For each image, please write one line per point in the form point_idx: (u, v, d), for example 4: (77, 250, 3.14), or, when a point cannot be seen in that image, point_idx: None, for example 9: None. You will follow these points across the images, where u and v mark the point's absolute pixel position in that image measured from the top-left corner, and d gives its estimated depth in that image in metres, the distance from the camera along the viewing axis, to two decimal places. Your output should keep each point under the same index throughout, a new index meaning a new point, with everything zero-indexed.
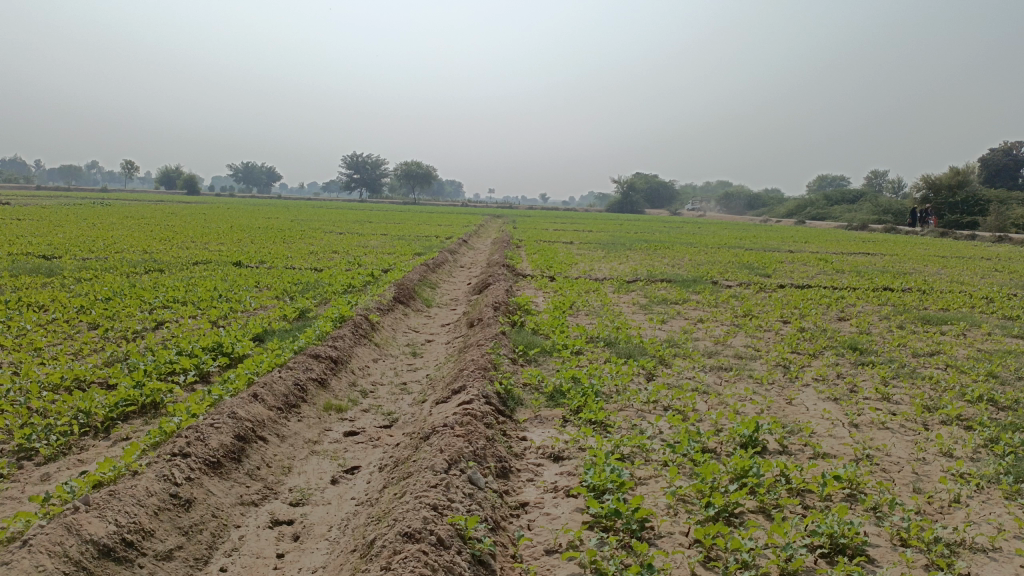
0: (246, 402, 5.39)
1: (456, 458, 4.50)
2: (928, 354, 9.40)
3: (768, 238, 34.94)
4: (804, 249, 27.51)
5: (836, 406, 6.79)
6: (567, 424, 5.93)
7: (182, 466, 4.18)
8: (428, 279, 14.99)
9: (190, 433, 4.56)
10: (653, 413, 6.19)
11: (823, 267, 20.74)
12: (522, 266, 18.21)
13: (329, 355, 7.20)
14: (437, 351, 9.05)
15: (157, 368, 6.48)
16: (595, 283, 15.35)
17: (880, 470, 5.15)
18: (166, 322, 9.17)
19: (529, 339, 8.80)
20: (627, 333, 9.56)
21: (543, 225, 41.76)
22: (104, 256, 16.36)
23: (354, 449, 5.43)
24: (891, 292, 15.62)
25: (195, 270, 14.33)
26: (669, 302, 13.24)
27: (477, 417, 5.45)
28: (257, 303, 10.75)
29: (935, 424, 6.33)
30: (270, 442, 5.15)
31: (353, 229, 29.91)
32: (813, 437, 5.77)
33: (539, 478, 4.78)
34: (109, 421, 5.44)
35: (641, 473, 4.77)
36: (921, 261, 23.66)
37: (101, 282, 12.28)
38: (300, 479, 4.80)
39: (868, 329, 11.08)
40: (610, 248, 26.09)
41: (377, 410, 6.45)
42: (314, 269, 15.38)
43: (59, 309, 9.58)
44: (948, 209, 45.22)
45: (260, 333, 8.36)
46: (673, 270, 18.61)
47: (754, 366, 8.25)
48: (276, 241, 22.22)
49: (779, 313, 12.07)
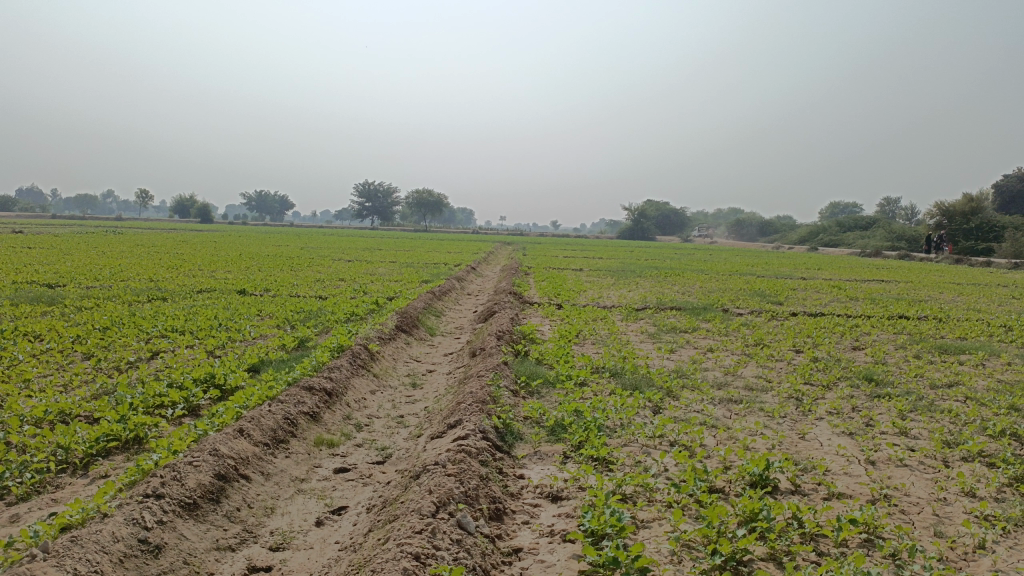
0: (231, 437, 5.18)
1: (445, 500, 4.26)
2: (946, 385, 9.07)
3: (780, 264, 34.75)
4: (817, 276, 27.17)
5: (852, 442, 6.47)
6: (568, 461, 5.65)
7: (154, 508, 3.96)
8: (434, 307, 14.81)
9: (166, 472, 4.35)
10: (657, 449, 5.91)
11: (836, 295, 20.41)
12: (530, 294, 17.99)
13: (323, 387, 6.97)
14: (437, 382, 8.80)
15: (144, 402, 6.27)
16: (603, 311, 15.12)
17: (898, 512, 4.84)
18: (161, 352, 8.96)
19: (532, 369, 8.55)
20: (633, 363, 9.29)
21: (553, 252, 41.69)
22: (110, 284, 16.30)
23: (342, 487, 5.18)
24: (907, 320, 15.30)
25: (197, 299, 14.20)
26: (678, 330, 12.97)
27: (471, 454, 5.21)
28: (256, 332, 10.56)
29: (956, 461, 6.01)
30: (253, 480, 4.91)
31: (361, 257, 29.83)
32: (828, 475, 5.48)
33: (534, 521, 4.51)
34: (89, 458, 5.22)
35: (644, 516, 4.49)
36: (937, 288, 23.32)
37: (101, 310, 12.13)
38: (282, 521, 4.56)
39: (884, 359, 10.77)
40: (619, 275, 25.89)
41: (370, 445, 6.20)
42: (319, 297, 15.21)
43: (54, 338, 9.41)
44: (963, 235, 44.82)
45: (256, 363, 8.15)
46: (683, 298, 18.36)
47: (765, 399, 7.96)
48: (283, 268, 22.14)
49: (791, 342, 11.77)
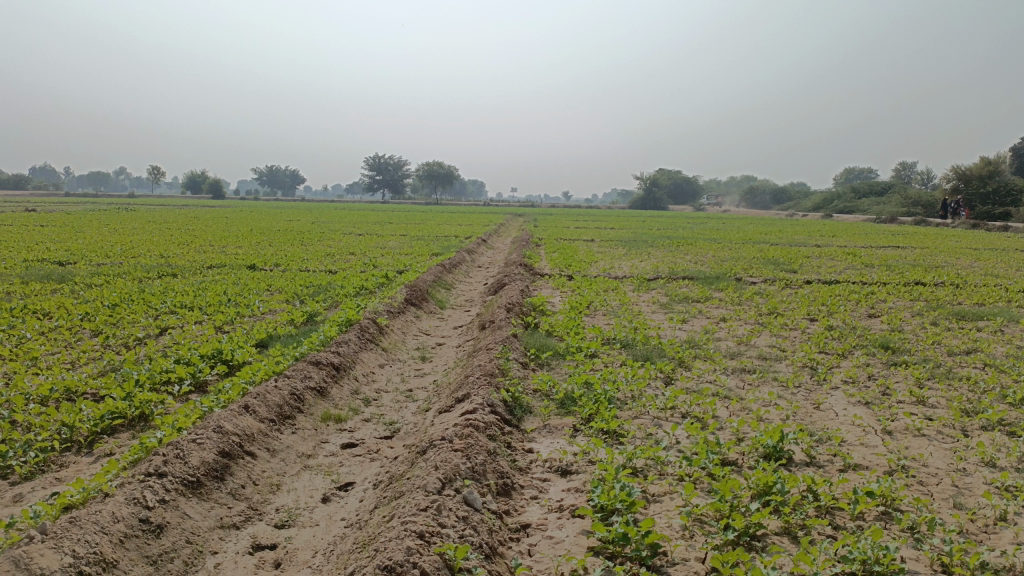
0: (236, 413, 5.12)
1: (451, 476, 4.19)
2: (965, 353, 8.89)
3: (795, 232, 34.38)
4: (832, 244, 26.84)
5: (868, 412, 6.35)
6: (578, 434, 5.56)
7: (155, 487, 3.91)
8: (444, 280, 14.71)
9: (169, 451, 4.29)
10: (669, 421, 5.81)
11: (851, 262, 20.13)
12: (541, 265, 17.85)
13: (331, 361, 6.91)
14: (447, 355, 8.73)
15: (150, 378, 6.22)
16: (614, 282, 14.96)
17: (916, 484, 4.73)
18: (169, 328, 8.92)
19: (542, 341, 8.44)
20: (645, 334, 9.17)
21: (566, 223, 41.44)
22: (121, 261, 16.31)
23: (350, 463, 5.12)
24: (923, 286, 15.06)
25: (207, 274, 14.16)
26: (690, 300, 12.81)
27: (479, 428, 5.13)
28: (266, 307, 10.50)
29: (975, 430, 5.87)
30: (258, 457, 4.85)
31: (372, 230, 29.72)
32: (844, 446, 5.36)
33: (543, 496, 4.44)
34: (94, 436, 5.17)
35: (655, 490, 4.41)
36: (955, 254, 22.95)
37: (111, 287, 12.09)
38: (288, 498, 4.50)
39: (900, 326, 10.59)
40: (631, 245, 25.58)
41: (378, 420, 6.14)
42: (328, 272, 15.15)
43: (63, 316, 9.38)
44: (980, 200, 44.13)
45: (264, 339, 8.09)
46: (695, 267, 18.15)
47: (779, 368, 7.82)
48: (293, 243, 22.07)
49: (806, 310, 11.60)
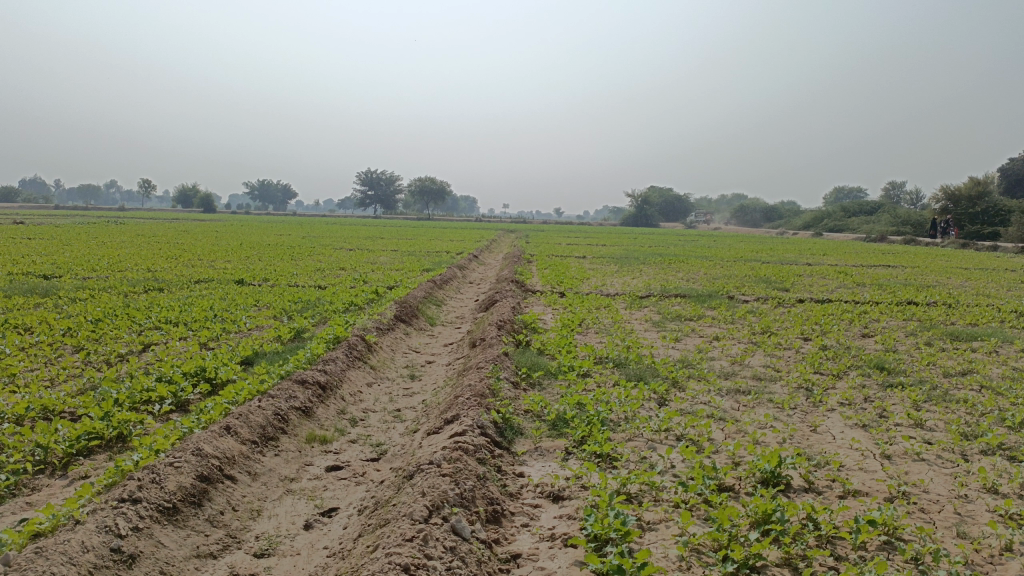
0: (216, 435, 4.95)
1: (438, 503, 4.03)
2: (960, 374, 8.79)
3: (785, 250, 34.45)
4: (823, 262, 26.86)
5: (865, 434, 6.22)
6: (569, 457, 5.40)
7: (129, 514, 3.74)
8: (435, 296, 14.56)
9: (145, 475, 4.12)
10: (663, 444, 5.66)
11: (842, 281, 20.11)
12: (532, 282, 17.75)
13: (317, 380, 6.73)
14: (436, 374, 8.56)
15: (130, 397, 6.03)
16: (606, 299, 14.84)
17: (917, 511, 4.59)
18: (153, 345, 8.73)
19: (533, 360, 8.30)
20: (638, 352, 9.04)
21: (557, 239, 41.37)
22: (107, 275, 16.08)
23: (334, 487, 4.95)
24: (916, 306, 15.02)
25: (195, 289, 13.95)
26: (683, 318, 12.70)
27: (468, 452, 4.97)
28: (252, 323, 10.31)
29: (975, 455, 5.75)
30: (239, 481, 4.68)
31: (362, 245, 29.57)
32: (843, 471, 5.23)
33: (534, 523, 4.28)
34: (69, 458, 4.97)
35: (650, 517, 4.26)
36: (946, 273, 22.96)
37: (95, 302, 11.87)
38: (269, 525, 4.33)
39: (894, 346, 10.50)
40: (623, 262, 25.47)
41: (365, 441, 5.97)
42: (317, 287, 14.97)
43: (44, 331, 9.17)
44: (969, 219, 44.36)
45: (249, 356, 7.91)
46: (687, 285, 18.05)
47: (774, 389, 7.69)
48: (283, 258, 21.90)
49: (799, 329, 11.49)
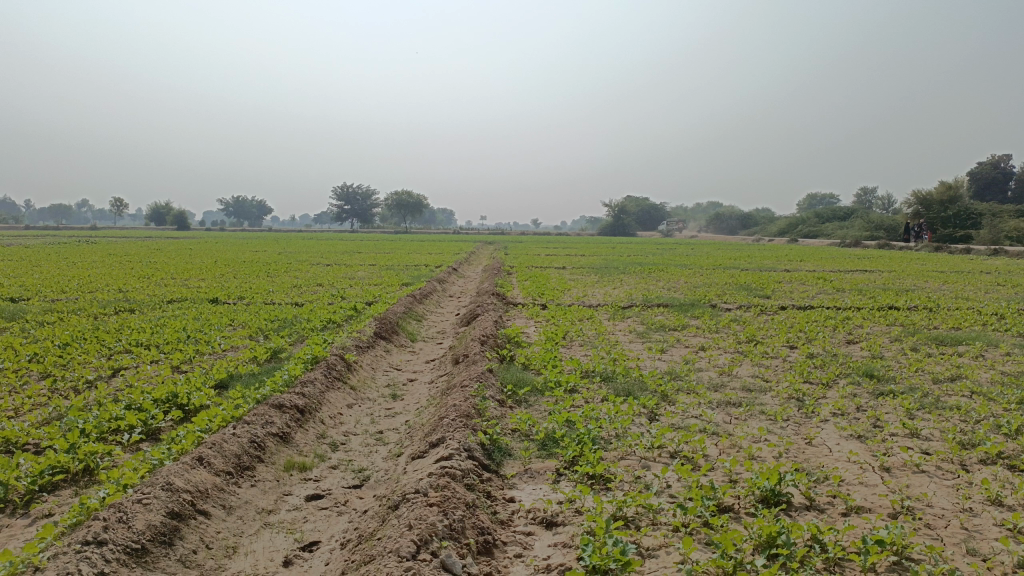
0: (188, 467, 4.68)
1: (427, 537, 3.83)
2: (949, 380, 8.69)
3: (763, 257, 34.61)
4: (801, 268, 26.98)
5: (861, 446, 6.07)
6: (561, 479, 5.19)
7: (93, 558, 3.46)
8: (415, 311, 14.31)
9: (111, 514, 3.85)
10: (657, 463, 5.46)
11: (822, 287, 20.14)
12: (513, 294, 17.55)
13: (295, 404, 6.47)
14: (419, 393, 8.30)
15: (97, 427, 5.72)
16: (589, 310, 14.67)
17: (923, 527, 4.42)
18: (123, 369, 8.40)
19: (518, 376, 8.08)
20: (624, 365, 8.85)
21: (535, 250, 41.26)
22: (76, 296, 15.65)
23: (315, 518, 4.71)
24: (897, 311, 15.00)
25: (168, 309, 13.59)
26: (667, 328, 12.56)
27: (455, 478, 4.75)
28: (227, 344, 10.00)
29: (974, 465, 5.61)
30: (213, 516, 4.42)
31: (338, 260, 29.22)
32: (844, 486, 5.06)
33: (528, 553, 4.07)
34: (31, 494, 4.65)
35: (650, 543, 4.07)
36: (923, 277, 23.09)
37: (64, 325, 11.49)
38: (246, 563, 4.07)
39: (881, 353, 10.41)
40: (604, 272, 25.35)
41: (346, 467, 5.72)
42: (294, 304, 14.65)
43: (9, 357, 8.79)
44: (941, 223, 44.88)
45: (224, 379, 7.61)
46: (669, 294, 17.96)
47: (765, 400, 7.53)
48: (258, 275, 21.53)
49: (785, 337, 11.38)
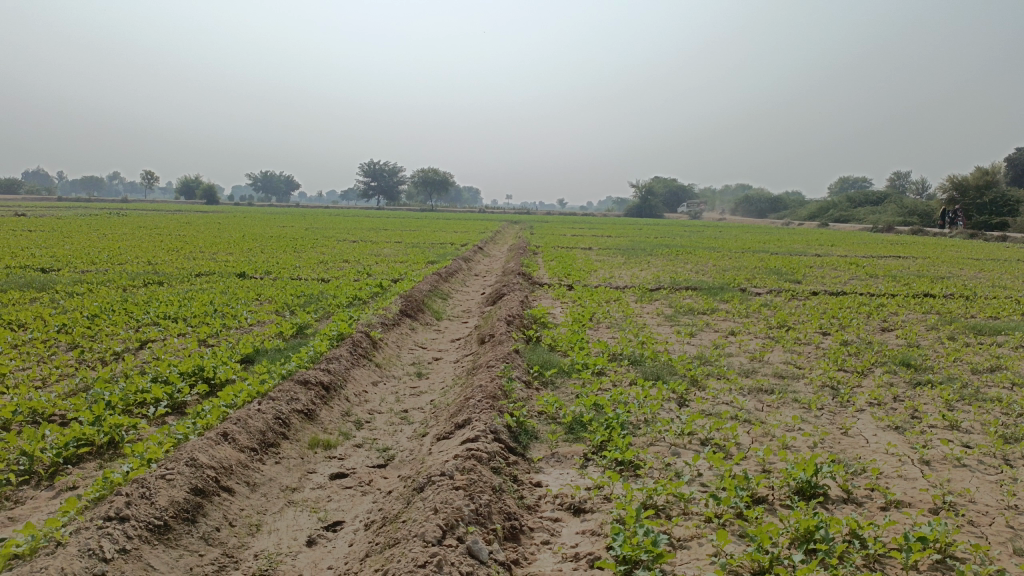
0: (213, 443, 4.62)
1: (453, 522, 3.74)
2: (990, 371, 8.41)
3: (792, 241, 34.02)
4: (832, 253, 26.48)
5: (900, 438, 5.88)
6: (589, 464, 5.09)
7: (115, 535, 3.41)
8: (440, 290, 14.23)
9: (134, 489, 3.80)
10: (688, 450, 5.32)
11: (854, 272, 19.72)
12: (539, 275, 17.39)
13: (320, 380, 6.42)
14: (445, 372, 8.23)
15: (123, 399, 5.70)
16: (616, 292, 14.48)
17: (966, 525, 4.25)
18: (150, 342, 8.41)
19: (546, 357, 7.95)
20: (653, 349, 8.69)
21: (561, 231, 41.03)
22: (105, 268, 15.76)
23: (339, 497, 4.64)
24: (932, 298, 14.63)
25: (195, 283, 13.62)
26: (696, 312, 12.35)
27: (482, 461, 4.66)
28: (253, 319, 9.99)
29: (1019, 460, 5.39)
30: (236, 493, 4.37)
31: (365, 237, 29.19)
32: (882, 480, 4.89)
33: (555, 541, 3.97)
34: (56, 466, 4.61)
35: (681, 534, 3.95)
36: (959, 264, 22.54)
37: (92, 296, 11.53)
38: (269, 541, 4.01)
39: (916, 341, 10.13)
40: (631, 253, 25.10)
41: (371, 446, 5.66)
42: (320, 280, 14.62)
43: (38, 327, 8.84)
44: (976, 209, 43.84)
45: (250, 354, 7.58)
46: (696, 277, 17.72)
47: (799, 387, 7.35)
48: (286, 250, 21.58)
49: (817, 324, 11.12)
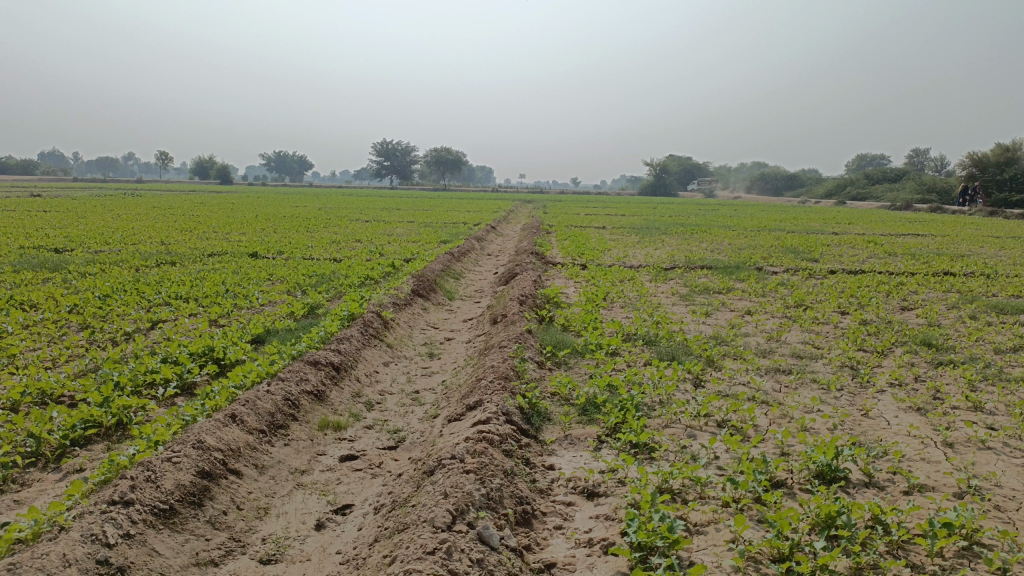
0: (220, 425, 4.55)
1: (463, 508, 3.65)
2: (1013, 350, 8.22)
3: (809, 219, 33.63)
4: (849, 231, 26.11)
5: (921, 419, 5.73)
6: (603, 447, 4.98)
7: (119, 520, 3.34)
8: (453, 269, 14.11)
9: (139, 473, 3.74)
10: (705, 432, 5.21)
11: (873, 250, 19.43)
12: (553, 254, 17.27)
13: (330, 361, 6.33)
14: (456, 352, 8.14)
15: (132, 380, 5.65)
16: (630, 271, 14.32)
17: (993, 510, 4.12)
18: (161, 322, 8.37)
19: (559, 338, 7.84)
20: (668, 328, 8.55)
21: (574, 210, 40.78)
22: (119, 248, 15.77)
23: (349, 480, 4.57)
24: (953, 277, 14.36)
25: (208, 262, 13.59)
26: (712, 291, 12.18)
27: (493, 443, 4.57)
28: (265, 299, 9.93)
29: None
30: (244, 476, 4.30)
31: (378, 217, 29.18)
32: (905, 463, 4.76)
33: (568, 525, 3.88)
34: (63, 448, 4.56)
35: (698, 519, 3.85)
36: (979, 242, 22.15)
37: (105, 277, 11.51)
38: (277, 525, 3.95)
39: (937, 320, 9.93)
40: (645, 232, 24.84)
41: (382, 427, 5.58)
42: (333, 260, 14.56)
43: (50, 308, 8.82)
44: (997, 186, 43.07)
45: (260, 334, 7.51)
46: (712, 255, 17.51)
47: (817, 368, 7.20)
48: (299, 229, 21.55)
49: (836, 302, 10.93)
